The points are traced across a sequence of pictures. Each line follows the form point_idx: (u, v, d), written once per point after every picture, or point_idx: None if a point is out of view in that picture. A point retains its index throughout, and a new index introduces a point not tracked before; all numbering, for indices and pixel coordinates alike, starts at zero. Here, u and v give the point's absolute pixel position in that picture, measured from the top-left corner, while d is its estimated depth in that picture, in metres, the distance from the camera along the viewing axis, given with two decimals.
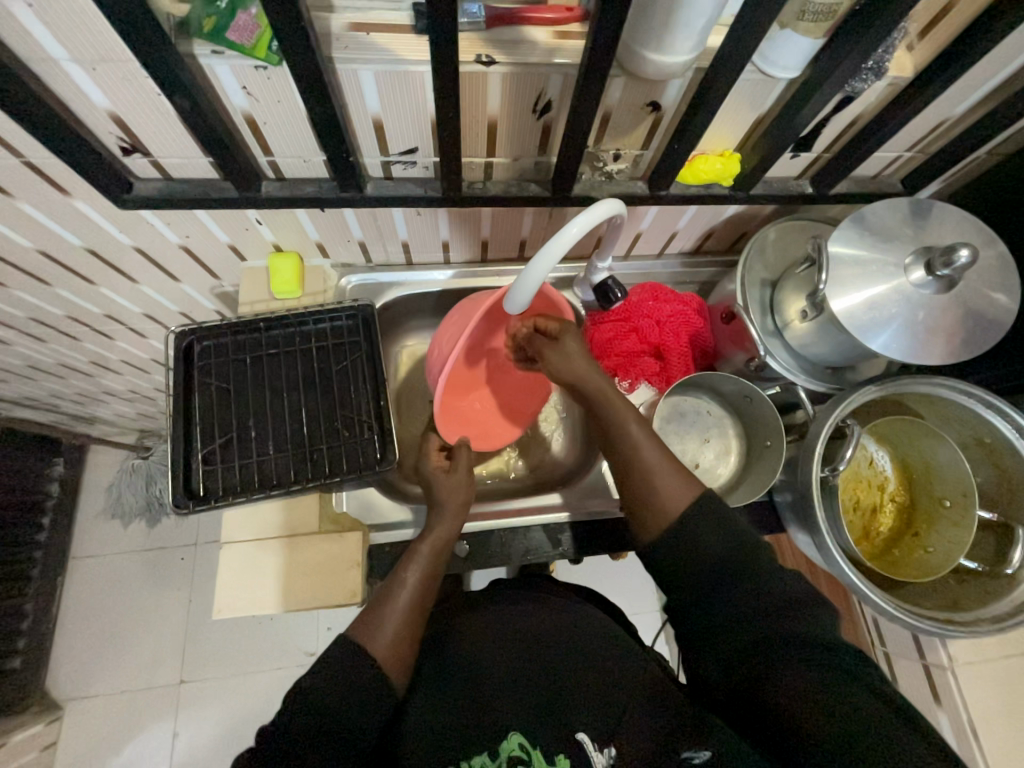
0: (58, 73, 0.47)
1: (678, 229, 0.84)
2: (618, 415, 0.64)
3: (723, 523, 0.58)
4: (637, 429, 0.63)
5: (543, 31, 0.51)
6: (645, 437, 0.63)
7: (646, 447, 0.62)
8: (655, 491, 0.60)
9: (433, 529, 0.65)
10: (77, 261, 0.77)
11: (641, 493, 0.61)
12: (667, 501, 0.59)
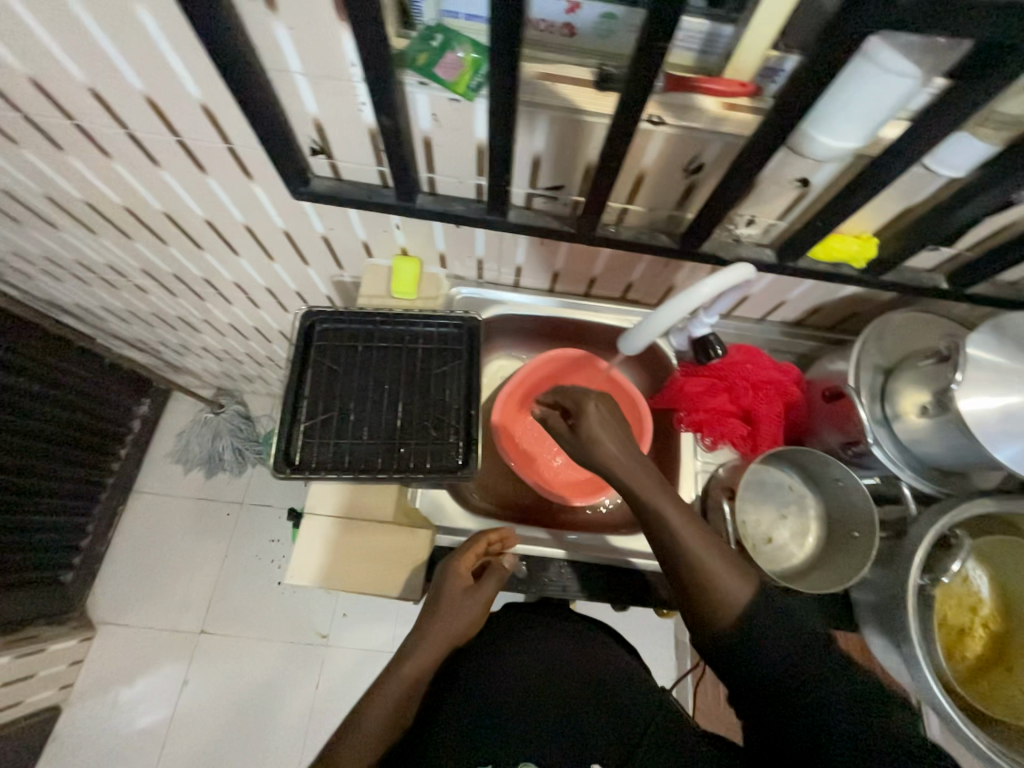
0: (288, 83, 0.54)
1: (787, 299, 0.84)
2: (660, 507, 0.59)
3: (763, 606, 0.56)
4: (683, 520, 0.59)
5: (712, 100, 0.54)
6: (690, 522, 0.59)
7: (692, 538, 0.58)
8: (716, 588, 0.56)
9: (414, 654, 0.62)
10: (232, 233, 0.86)
11: (700, 593, 0.57)
12: (727, 600, 0.56)
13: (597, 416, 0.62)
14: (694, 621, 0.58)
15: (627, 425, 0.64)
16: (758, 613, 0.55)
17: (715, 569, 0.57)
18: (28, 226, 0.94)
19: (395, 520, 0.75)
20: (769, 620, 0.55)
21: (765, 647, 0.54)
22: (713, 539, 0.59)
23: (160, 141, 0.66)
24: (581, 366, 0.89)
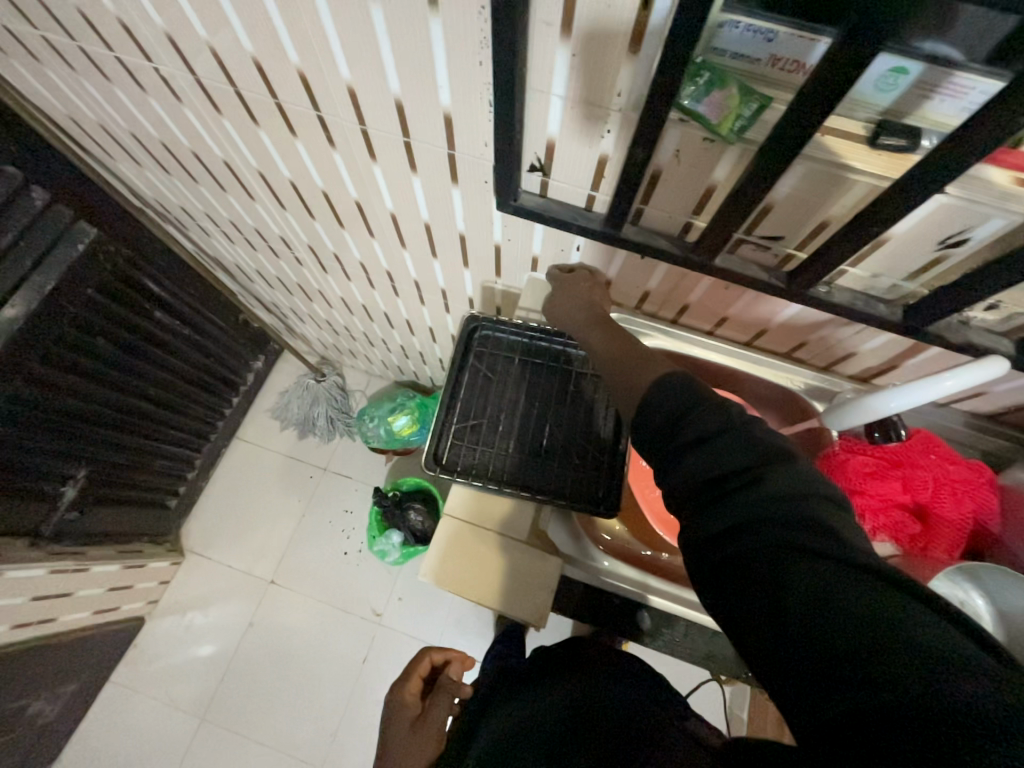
0: (543, 105, 0.55)
1: (992, 391, 0.74)
2: (593, 343, 0.68)
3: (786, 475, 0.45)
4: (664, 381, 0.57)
5: (1003, 172, 0.47)
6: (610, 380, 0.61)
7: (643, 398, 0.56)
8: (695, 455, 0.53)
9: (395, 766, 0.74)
10: (410, 229, 0.90)
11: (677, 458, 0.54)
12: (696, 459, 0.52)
13: (561, 293, 0.74)
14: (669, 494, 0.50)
15: (591, 293, 0.73)
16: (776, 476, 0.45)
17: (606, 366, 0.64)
18: (229, 193, 1.03)
19: (527, 540, 0.74)
20: (728, 450, 0.47)
21: (796, 573, 0.40)
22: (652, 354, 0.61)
23: (388, 140, 0.69)
24: None
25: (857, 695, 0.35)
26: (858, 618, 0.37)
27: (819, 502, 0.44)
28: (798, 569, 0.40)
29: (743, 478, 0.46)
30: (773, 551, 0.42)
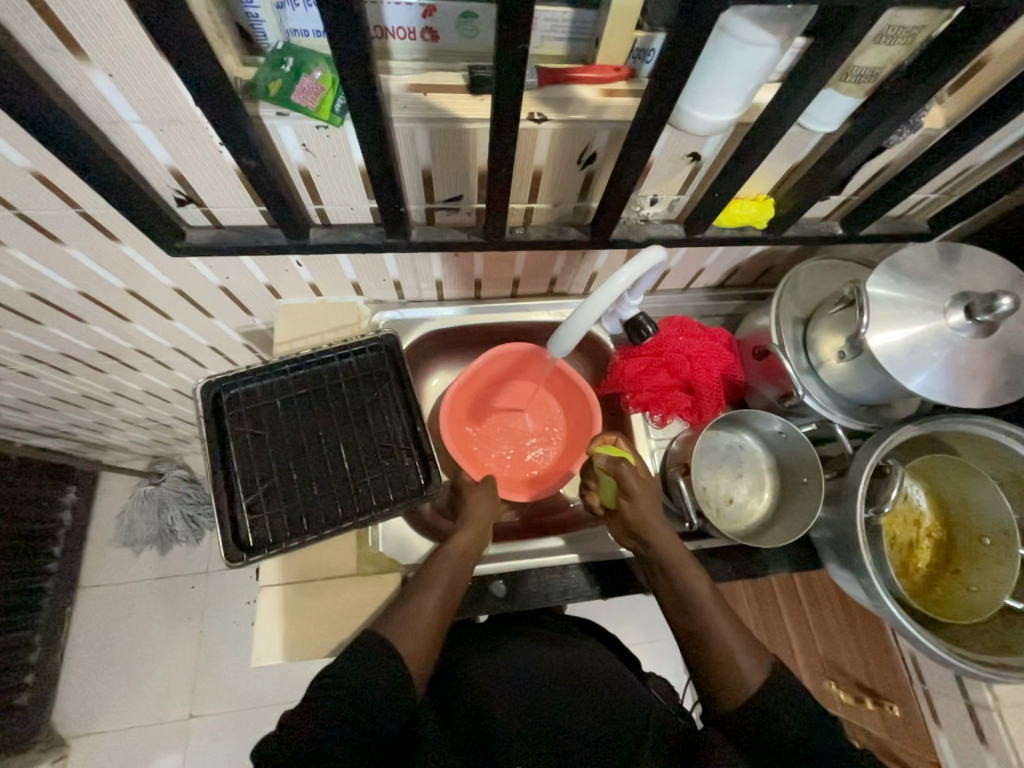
0: (128, 135, 0.48)
1: (705, 266, 0.85)
2: (700, 584, 0.63)
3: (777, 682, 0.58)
4: (713, 596, 0.63)
5: (591, 89, 0.52)
6: (717, 603, 0.63)
7: (717, 604, 0.63)
8: (738, 670, 0.58)
9: (457, 535, 0.69)
10: (115, 300, 0.78)
11: (716, 672, 0.59)
12: (742, 678, 0.58)
13: (645, 497, 0.67)
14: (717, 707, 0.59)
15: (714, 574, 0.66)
16: (773, 694, 0.57)
17: (729, 646, 0.60)
18: None
19: (360, 570, 0.71)
20: (779, 700, 0.57)
21: (779, 722, 0.56)
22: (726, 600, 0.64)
23: None
24: (524, 365, 0.89)
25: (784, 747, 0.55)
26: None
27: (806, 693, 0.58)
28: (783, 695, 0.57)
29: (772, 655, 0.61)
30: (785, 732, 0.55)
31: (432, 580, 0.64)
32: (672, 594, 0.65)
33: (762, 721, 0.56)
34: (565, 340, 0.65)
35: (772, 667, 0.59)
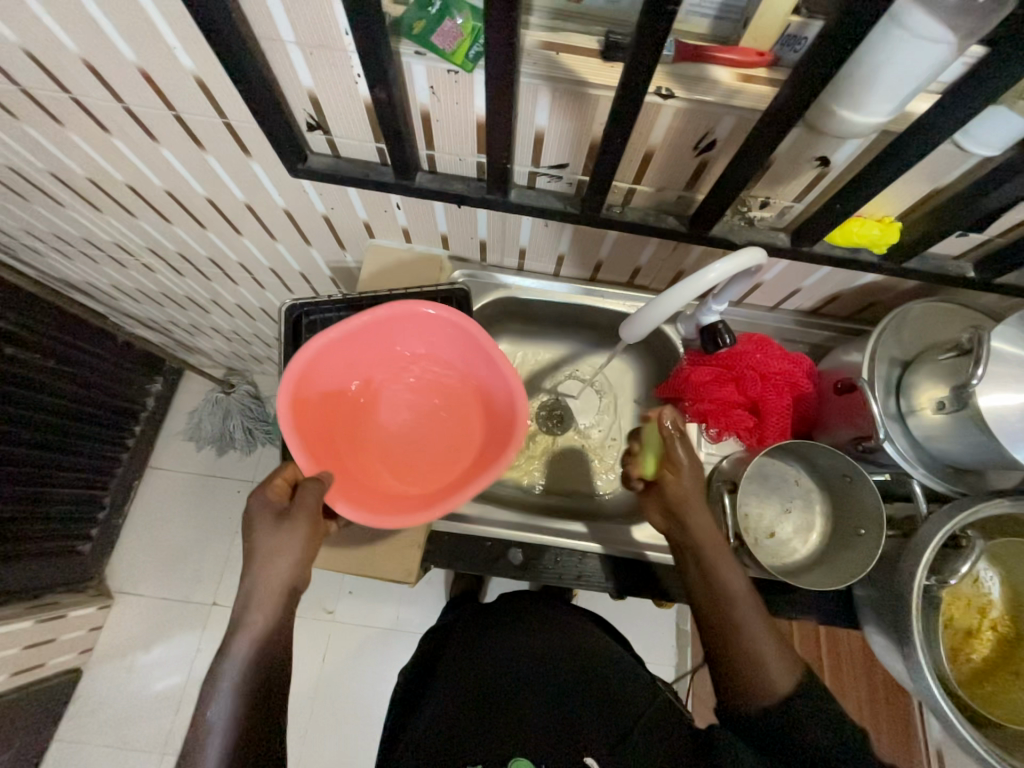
0: (282, 54, 0.53)
1: (802, 287, 0.80)
2: (731, 576, 0.63)
3: (806, 689, 0.60)
4: (749, 589, 0.63)
5: (726, 71, 0.50)
6: (753, 599, 0.63)
7: (746, 596, 0.63)
8: (766, 672, 0.60)
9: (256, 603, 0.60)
10: (234, 212, 0.85)
11: (744, 674, 0.61)
12: (771, 681, 0.60)
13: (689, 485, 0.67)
14: (729, 698, 0.62)
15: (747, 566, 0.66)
16: (801, 700, 0.59)
17: (759, 642, 0.61)
18: (35, 203, 0.94)
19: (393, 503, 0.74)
20: (805, 707, 0.59)
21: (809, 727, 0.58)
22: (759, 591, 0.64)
23: (156, 115, 0.65)
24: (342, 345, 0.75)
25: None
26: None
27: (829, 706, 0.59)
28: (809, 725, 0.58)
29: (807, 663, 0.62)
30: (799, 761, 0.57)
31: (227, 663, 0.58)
32: (704, 587, 0.65)
33: (791, 722, 0.58)
34: (637, 327, 0.64)
35: (802, 678, 0.60)
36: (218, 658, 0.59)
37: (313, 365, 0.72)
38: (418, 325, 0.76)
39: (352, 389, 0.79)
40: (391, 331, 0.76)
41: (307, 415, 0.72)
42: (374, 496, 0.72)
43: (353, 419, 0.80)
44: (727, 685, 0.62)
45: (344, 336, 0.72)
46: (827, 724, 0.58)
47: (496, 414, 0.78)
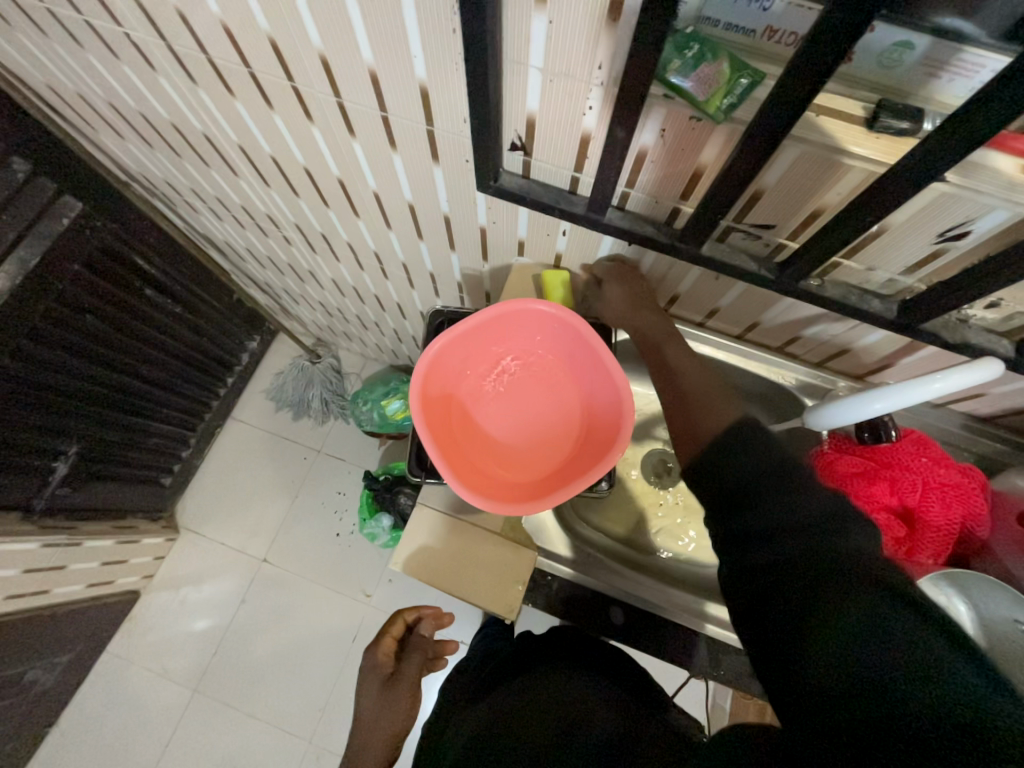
0: (523, 78, 0.52)
1: (990, 392, 0.72)
2: (678, 366, 0.70)
3: (751, 434, 0.58)
4: (699, 368, 0.69)
5: (1011, 160, 0.45)
6: (701, 366, 0.69)
7: (699, 380, 0.67)
8: (709, 408, 0.63)
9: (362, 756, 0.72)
10: (393, 209, 0.87)
11: (686, 425, 0.63)
12: (704, 424, 0.62)
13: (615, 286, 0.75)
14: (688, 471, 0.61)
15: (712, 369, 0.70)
16: (769, 466, 0.55)
17: (693, 383, 0.67)
18: (212, 168, 1.00)
19: (502, 532, 0.73)
20: (812, 503, 0.51)
21: (757, 454, 0.56)
22: (716, 377, 0.67)
23: (364, 114, 0.67)
24: (470, 336, 0.67)
25: (849, 712, 0.40)
26: (855, 705, 0.40)
27: (893, 626, 0.41)
28: (852, 605, 0.43)
29: (822, 525, 0.49)
30: (832, 679, 0.42)
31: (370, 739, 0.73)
32: (656, 376, 0.71)
33: (713, 473, 0.58)
34: (826, 416, 0.64)
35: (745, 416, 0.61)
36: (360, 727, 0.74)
37: (433, 367, 0.65)
38: (539, 315, 0.67)
39: (472, 381, 0.71)
40: (511, 326, 0.69)
41: (427, 421, 0.64)
42: (495, 485, 0.66)
43: (470, 415, 0.71)
44: (679, 445, 0.63)
45: (462, 333, 0.65)
46: (865, 570, 0.46)
47: (604, 414, 0.68)
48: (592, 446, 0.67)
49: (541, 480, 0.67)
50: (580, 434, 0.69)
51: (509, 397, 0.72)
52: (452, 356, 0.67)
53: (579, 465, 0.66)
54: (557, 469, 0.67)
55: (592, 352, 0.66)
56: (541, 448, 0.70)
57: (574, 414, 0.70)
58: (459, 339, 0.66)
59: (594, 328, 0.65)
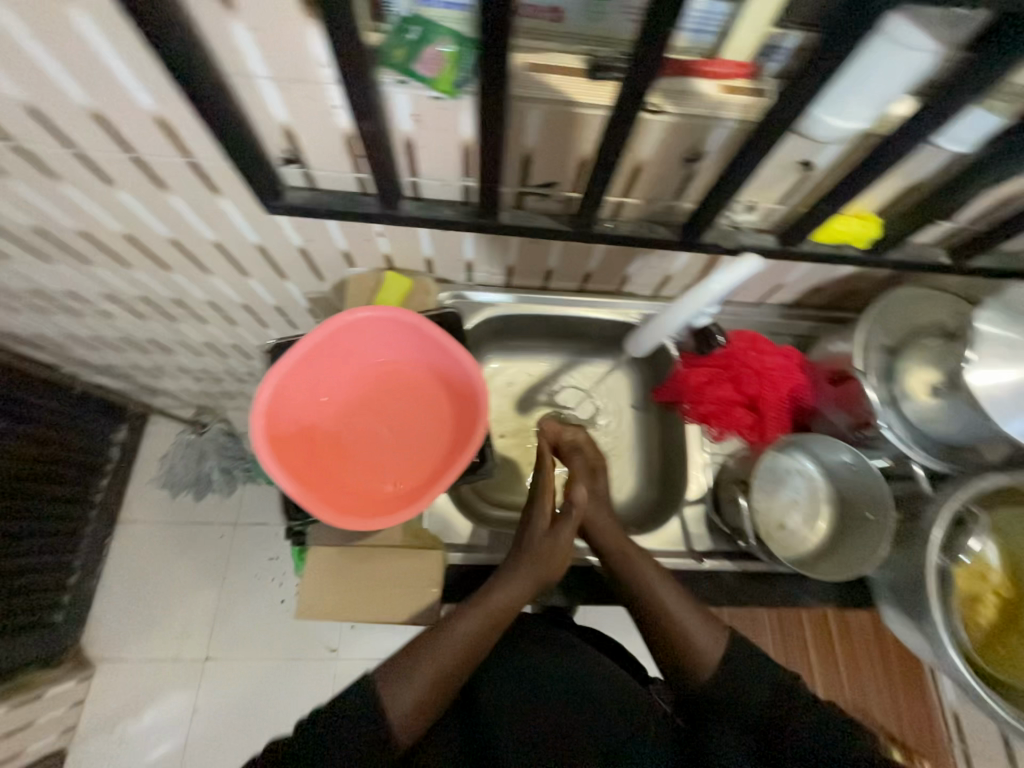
0: (254, 89, 0.49)
1: (786, 281, 0.82)
2: (647, 577, 0.69)
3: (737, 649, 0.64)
4: (663, 577, 0.69)
5: (711, 84, 0.51)
6: (681, 594, 0.67)
7: (676, 598, 0.67)
8: (695, 647, 0.64)
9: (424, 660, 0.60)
10: (200, 252, 0.80)
11: (679, 654, 0.64)
12: (702, 656, 0.63)
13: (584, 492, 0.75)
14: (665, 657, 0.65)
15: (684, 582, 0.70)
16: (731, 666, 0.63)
17: (686, 621, 0.65)
18: None
19: (405, 543, 0.71)
20: (732, 672, 0.63)
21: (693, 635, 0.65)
22: (694, 601, 0.67)
23: (113, 160, 0.60)
24: (305, 362, 0.64)
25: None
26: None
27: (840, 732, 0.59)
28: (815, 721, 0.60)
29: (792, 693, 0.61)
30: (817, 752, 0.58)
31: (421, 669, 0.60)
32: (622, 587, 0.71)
33: (727, 697, 0.62)
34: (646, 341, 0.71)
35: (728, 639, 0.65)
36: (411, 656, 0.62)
37: (274, 408, 0.62)
38: (369, 322, 0.66)
39: (325, 406, 0.68)
40: (346, 342, 0.67)
41: (285, 463, 0.62)
42: (373, 502, 0.65)
43: (333, 439, 0.68)
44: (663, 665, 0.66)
45: (293, 365, 0.63)
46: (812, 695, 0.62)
47: (463, 397, 0.69)
48: (460, 432, 0.68)
49: (420, 480, 0.67)
50: (448, 423, 0.70)
51: (369, 408, 0.70)
52: (292, 388, 0.64)
53: (452, 454, 0.67)
54: (433, 464, 0.68)
55: (433, 342, 0.67)
56: (414, 448, 0.69)
57: (437, 405, 0.71)
58: (292, 370, 0.63)
59: (426, 319, 0.65)
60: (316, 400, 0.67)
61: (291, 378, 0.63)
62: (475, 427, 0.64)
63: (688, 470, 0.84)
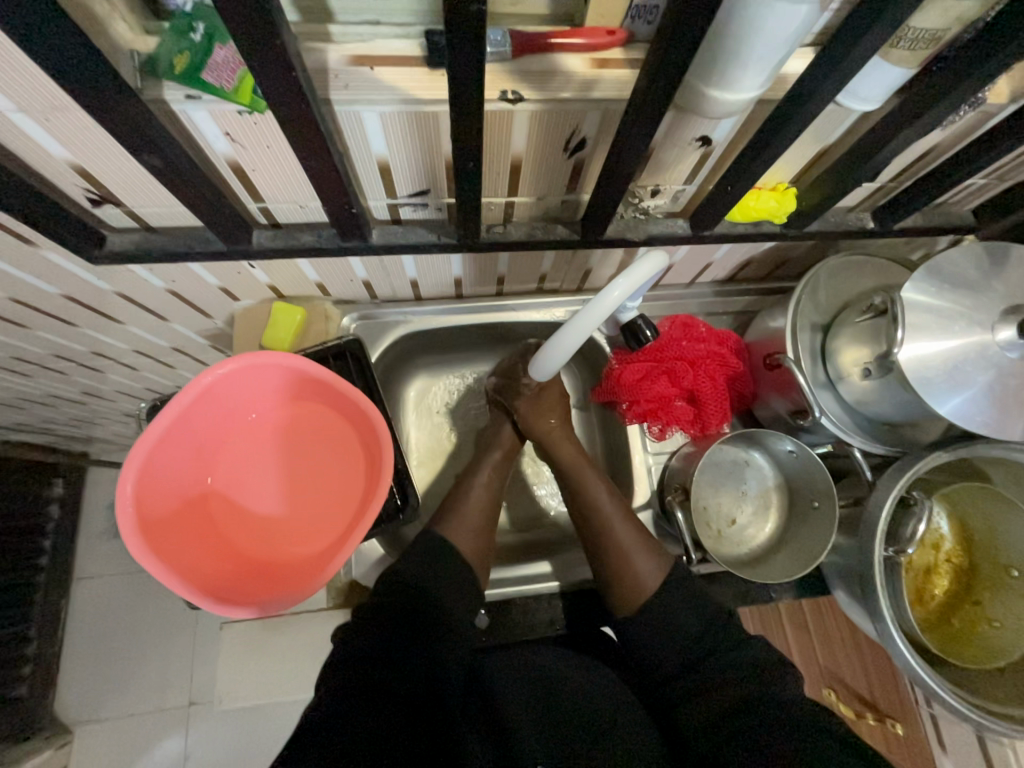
0: (5, 125, 0.39)
1: (713, 261, 0.76)
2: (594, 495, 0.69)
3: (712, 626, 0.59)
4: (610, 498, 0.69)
5: (578, 59, 0.42)
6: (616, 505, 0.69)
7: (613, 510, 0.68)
8: (635, 576, 0.63)
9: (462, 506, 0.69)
10: (53, 307, 0.69)
11: (616, 575, 0.63)
12: (643, 582, 0.62)
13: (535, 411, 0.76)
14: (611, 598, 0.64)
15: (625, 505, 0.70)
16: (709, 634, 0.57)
17: (625, 545, 0.65)
18: None
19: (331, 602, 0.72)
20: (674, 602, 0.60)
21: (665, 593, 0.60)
22: (645, 537, 0.66)
23: None
24: (174, 435, 0.55)
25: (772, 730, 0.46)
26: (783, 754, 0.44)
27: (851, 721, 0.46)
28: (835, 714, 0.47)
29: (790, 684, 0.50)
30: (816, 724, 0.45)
31: (459, 517, 0.68)
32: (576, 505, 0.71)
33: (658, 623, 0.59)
34: (549, 357, 0.58)
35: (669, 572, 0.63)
36: (442, 516, 0.68)
37: (146, 497, 0.54)
38: (248, 370, 0.58)
39: (214, 476, 0.60)
40: (222, 399, 0.59)
41: (171, 557, 0.54)
42: (287, 574, 0.58)
43: (232, 510, 0.61)
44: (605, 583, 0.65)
45: (158, 443, 0.54)
46: None
47: (369, 434, 0.62)
48: (372, 472, 0.62)
49: (336, 536, 0.60)
50: (356, 469, 0.63)
51: (269, 465, 0.63)
52: (166, 465, 0.56)
53: (367, 500, 0.61)
54: (349, 514, 0.61)
55: (322, 381, 0.60)
56: (326, 500, 0.63)
57: (346, 446, 0.64)
58: (158, 447, 0.54)
59: (311, 360, 0.58)
60: (201, 472, 0.59)
61: (161, 456, 0.55)
62: (385, 469, 0.58)
63: (634, 474, 0.79)
